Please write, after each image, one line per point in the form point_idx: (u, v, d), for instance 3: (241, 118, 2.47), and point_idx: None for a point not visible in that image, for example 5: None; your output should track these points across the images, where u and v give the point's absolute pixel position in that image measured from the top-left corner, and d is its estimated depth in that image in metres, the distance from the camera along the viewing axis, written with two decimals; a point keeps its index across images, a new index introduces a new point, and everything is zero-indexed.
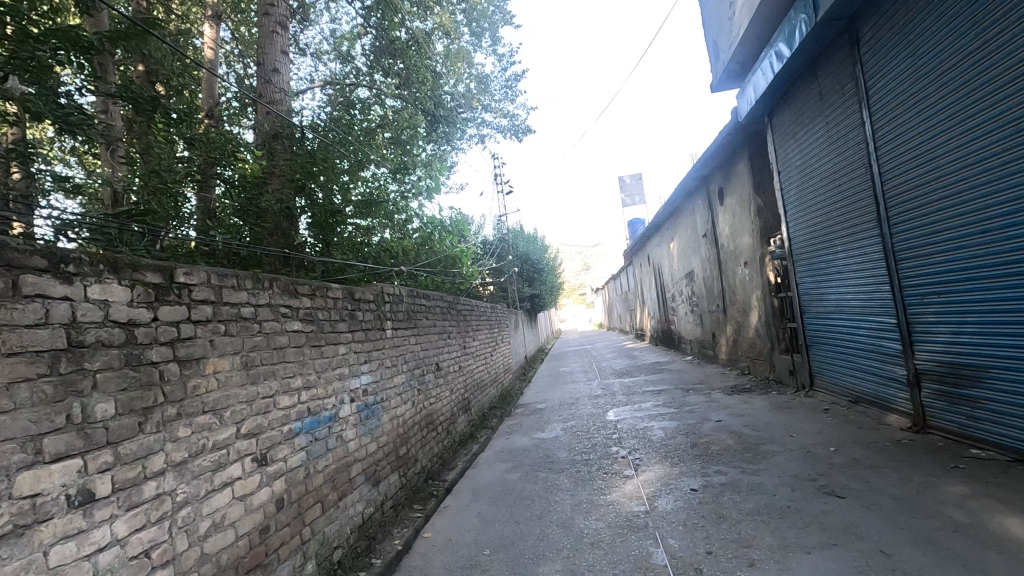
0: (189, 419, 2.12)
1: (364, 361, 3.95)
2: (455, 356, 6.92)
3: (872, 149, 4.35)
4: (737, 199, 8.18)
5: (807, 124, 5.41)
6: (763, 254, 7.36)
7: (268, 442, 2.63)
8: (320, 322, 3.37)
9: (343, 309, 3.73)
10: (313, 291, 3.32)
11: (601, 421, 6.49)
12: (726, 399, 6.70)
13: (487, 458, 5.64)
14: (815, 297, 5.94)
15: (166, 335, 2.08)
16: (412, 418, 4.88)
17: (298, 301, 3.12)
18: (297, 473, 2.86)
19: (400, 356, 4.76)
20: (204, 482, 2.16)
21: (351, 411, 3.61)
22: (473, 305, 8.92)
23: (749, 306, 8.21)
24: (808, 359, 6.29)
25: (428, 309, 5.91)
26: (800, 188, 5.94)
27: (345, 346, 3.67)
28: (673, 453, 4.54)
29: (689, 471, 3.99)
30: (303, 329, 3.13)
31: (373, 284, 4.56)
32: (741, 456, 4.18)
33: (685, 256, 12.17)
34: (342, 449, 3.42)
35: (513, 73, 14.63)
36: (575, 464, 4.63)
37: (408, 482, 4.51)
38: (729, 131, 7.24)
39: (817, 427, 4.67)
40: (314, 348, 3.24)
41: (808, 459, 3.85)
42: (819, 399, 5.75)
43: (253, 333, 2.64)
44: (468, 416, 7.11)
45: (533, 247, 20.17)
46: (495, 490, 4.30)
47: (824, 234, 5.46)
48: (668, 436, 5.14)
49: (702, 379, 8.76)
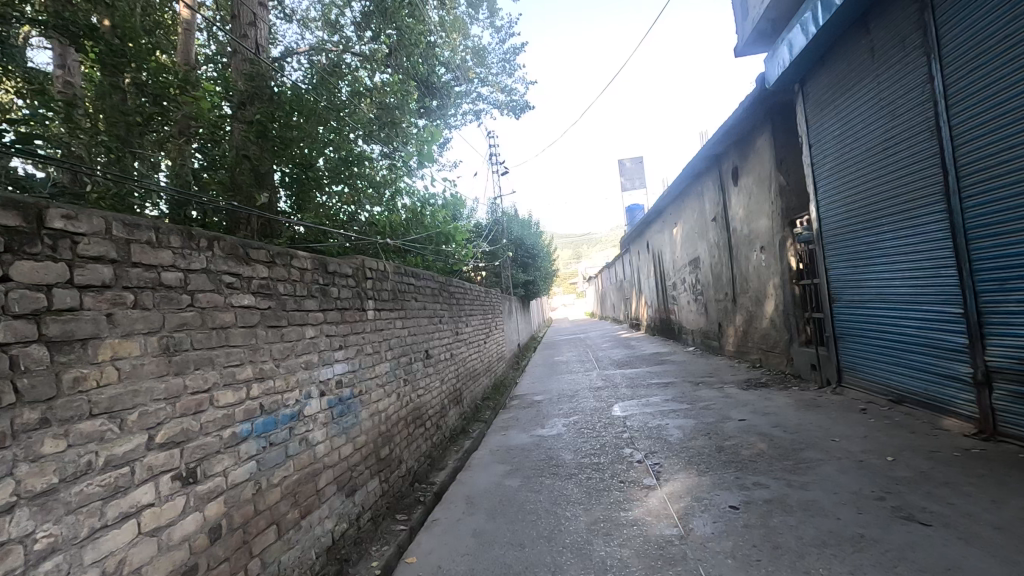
0: (63, 427, 1.46)
1: (338, 345, 3.29)
2: (446, 344, 6.26)
3: (939, 110, 3.74)
4: (755, 179, 7.55)
5: (853, 87, 4.79)
6: (784, 237, 6.76)
7: (199, 453, 1.97)
8: (281, 298, 2.69)
9: (313, 283, 3.06)
10: (272, 258, 2.64)
11: (606, 416, 5.88)
12: (743, 395, 6.12)
13: (481, 457, 5.02)
14: (849, 284, 5.34)
15: (26, 305, 1.42)
16: (398, 413, 4.23)
17: (250, 269, 2.44)
18: (242, 491, 2.20)
19: (383, 341, 4.10)
20: (88, 518, 1.50)
21: (320, 407, 2.96)
22: (466, 289, 8.25)
23: (764, 295, 7.63)
24: (836, 352, 5.72)
25: (417, 290, 5.24)
26: (837, 162, 5.33)
27: (314, 329, 3.00)
28: (698, 458, 3.93)
29: (723, 481, 3.39)
30: (256, 305, 2.46)
31: (352, 257, 3.88)
32: (780, 463, 3.59)
33: (690, 242, 11.55)
34: (307, 454, 2.77)
35: (512, 46, 13.81)
36: (584, 469, 4.02)
37: (391, 487, 3.89)
38: (752, 101, 6.60)
39: (860, 430, 4.09)
40: (272, 330, 2.57)
41: (864, 471, 3.26)
42: (851, 398, 5.17)
43: (181, 306, 1.98)
44: (459, 408, 6.48)
45: (528, 232, 19.45)
46: (492, 500, 3.68)
47: (866, 213, 4.86)
48: (687, 437, 4.53)
49: (710, 372, 8.18)
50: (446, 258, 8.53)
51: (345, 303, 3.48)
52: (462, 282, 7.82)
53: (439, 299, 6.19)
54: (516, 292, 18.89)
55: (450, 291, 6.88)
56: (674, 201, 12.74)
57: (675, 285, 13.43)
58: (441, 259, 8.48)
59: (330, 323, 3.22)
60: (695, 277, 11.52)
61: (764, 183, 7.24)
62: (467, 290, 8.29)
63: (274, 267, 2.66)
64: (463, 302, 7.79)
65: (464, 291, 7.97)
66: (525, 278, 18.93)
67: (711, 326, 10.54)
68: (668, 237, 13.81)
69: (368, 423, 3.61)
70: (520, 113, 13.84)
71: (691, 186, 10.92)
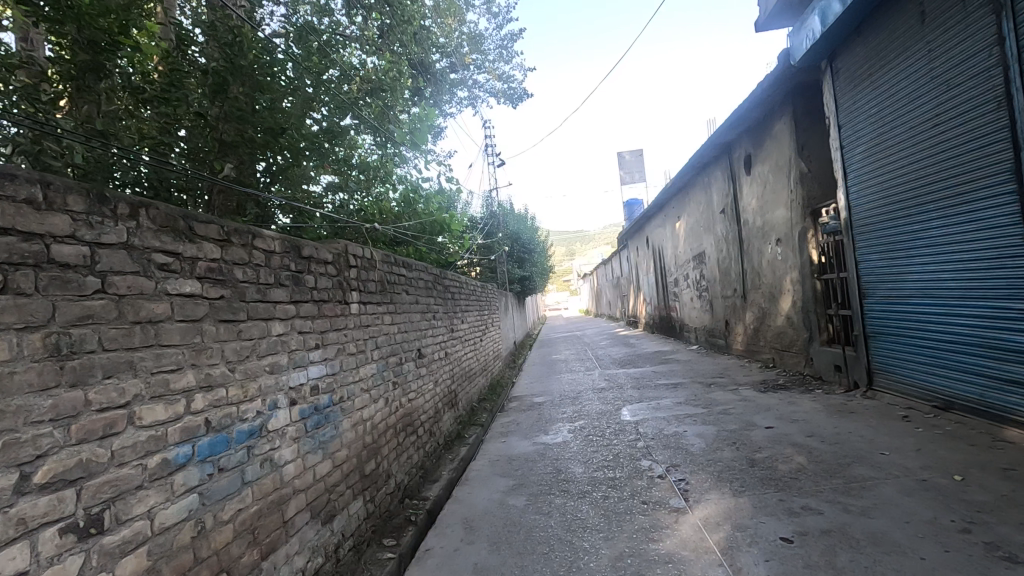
0: None
1: (315, 344, 2.77)
2: (440, 343, 5.72)
3: (1016, 72, 3.35)
4: (771, 167, 7.09)
5: (898, 58, 4.37)
6: (805, 228, 6.30)
7: (109, 493, 1.45)
8: (240, 287, 2.17)
9: (284, 271, 2.54)
10: (226, 235, 2.11)
11: (615, 421, 5.38)
12: (762, 398, 5.65)
13: (479, 468, 4.51)
14: (885, 278, 4.88)
15: None
16: (385, 421, 3.71)
17: (196, 248, 1.92)
18: (178, 536, 1.69)
19: (370, 339, 3.58)
20: None
21: (290, 420, 2.44)
22: (462, 283, 7.74)
23: (779, 291, 7.18)
24: (865, 352, 5.26)
25: (409, 283, 4.73)
26: (873, 144, 4.88)
27: (284, 324, 2.48)
28: (729, 474, 3.44)
29: (765, 504, 2.90)
30: (202, 294, 1.93)
31: (333, 241, 3.35)
32: (827, 482, 3.10)
33: (694, 236, 11.09)
34: (272, 477, 2.24)
35: (509, 31, 13.25)
36: (599, 487, 3.51)
37: (378, 507, 3.37)
38: (773, 82, 6.13)
39: (910, 441, 3.62)
40: (225, 326, 2.04)
41: (932, 493, 2.79)
42: (886, 403, 4.71)
43: (82, 294, 1.46)
44: (453, 412, 5.96)
45: (524, 227, 18.92)
46: (495, 523, 3.18)
47: (913, 197, 4.44)
48: (711, 448, 4.04)
49: (720, 372, 7.71)
50: (440, 251, 8.10)
51: (325, 294, 2.97)
52: (458, 276, 7.31)
53: (433, 294, 5.66)
54: (512, 289, 18.37)
55: (445, 286, 6.36)
56: (676, 195, 12.30)
57: (677, 281, 12.94)
58: (433, 253, 8.04)
59: (305, 318, 2.70)
60: (699, 273, 11.07)
61: (782, 171, 6.78)
62: (463, 285, 7.80)
63: (231, 249, 2.13)
64: (459, 298, 7.27)
65: (459, 286, 7.46)
66: (521, 274, 18.40)
67: (718, 325, 10.07)
68: (669, 232, 13.33)
69: (350, 435, 3.09)
70: (517, 102, 13.30)
71: (696, 177, 10.50)
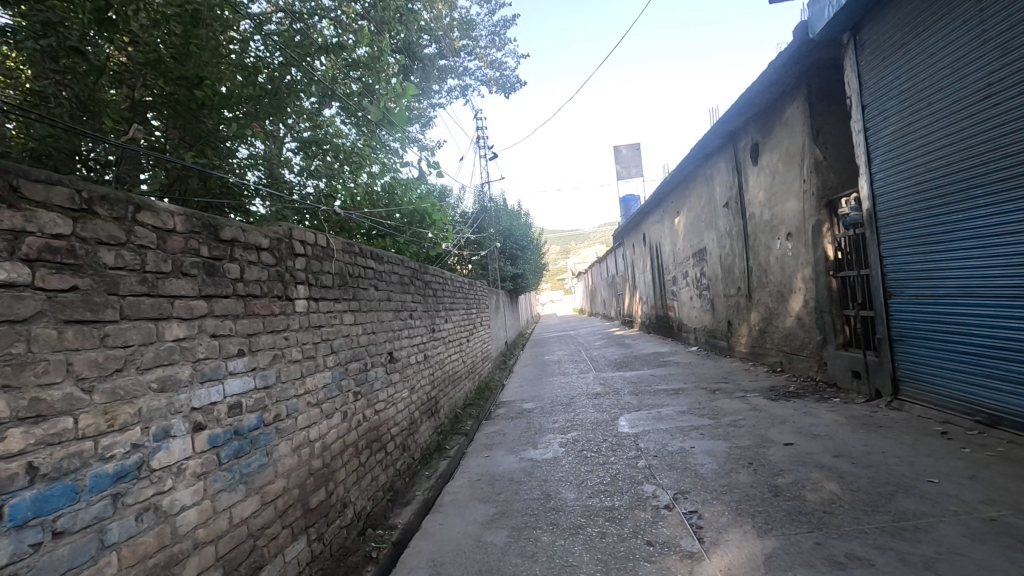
0: None
1: (236, 350, 2.19)
2: (418, 345, 5.15)
3: None
4: (780, 156, 6.56)
5: (947, 23, 3.84)
6: (821, 221, 5.76)
7: None
8: (110, 276, 1.60)
9: (189, 256, 1.96)
10: (81, 205, 1.54)
11: (612, 434, 4.82)
12: (774, 408, 5.11)
13: (457, 489, 3.94)
14: (917, 275, 4.34)
15: None
16: (342, 439, 3.14)
17: (18, 218, 1.37)
18: None
19: (322, 342, 3.01)
20: None
21: (193, 452, 1.87)
22: (447, 280, 7.18)
23: (789, 290, 6.64)
24: (888, 357, 4.74)
25: (380, 276, 4.16)
26: (906, 124, 4.34)
27: (186, 326, 1.90)
28: (749, 506, 2.89)
29: (799, 550, 2.36)
30: (29, 285, 1.36)
31: (275, 223, 2.78)
32: (871, 519, 2.56)
33: (695, 232, 10.56)
34: (157, 532, 1.67)
35: (502, 17, 12.64)
36: (595, 520, 2.96)
37: (328, 545, 2.80)
38: (786, 59, 5.59)
39: (958, 465, 3.09)
40: (76, 331, 1.47)
41: (1007, 538, 2.25)
42: (917, 415, 4.18)
43: None
44: (433, 421, 5.38)
45: (517, 224, 18.32)
46: (469, 568, 2.61)
47: (957, 182, 3.90)
48: (724, 470, 3.49)
49: (724, 377, 7.17)
50: (423, 246, 7.58)
51: (256, 287, 2.39)
52: (442, 272, 6.76)
53: (411, 291, 5.10)
54: (504, 287, 17.81)
55: (426, 282, 5.79)
56: (675, 189, 11.78)
57: (676, 280, 12.40)
58: (416, 248, 7.52)
59: (222, 317, 2.12)
60: (699, 270, 10.53)
61: (794, 159, 6.25)
62: (449, 280, 7.24)
63: (94, 224, 1.56)
64: (443, 296, 6.71)
65: (443, 283, 6.88)
66: (513, 271, 17.84)
67: (719, 325, 9.54)
68: (668, 228, 12.79)
69: (290, 461, 2.52)
70: (510, 91, 12.71)
71: (697, 169, 9.98)
